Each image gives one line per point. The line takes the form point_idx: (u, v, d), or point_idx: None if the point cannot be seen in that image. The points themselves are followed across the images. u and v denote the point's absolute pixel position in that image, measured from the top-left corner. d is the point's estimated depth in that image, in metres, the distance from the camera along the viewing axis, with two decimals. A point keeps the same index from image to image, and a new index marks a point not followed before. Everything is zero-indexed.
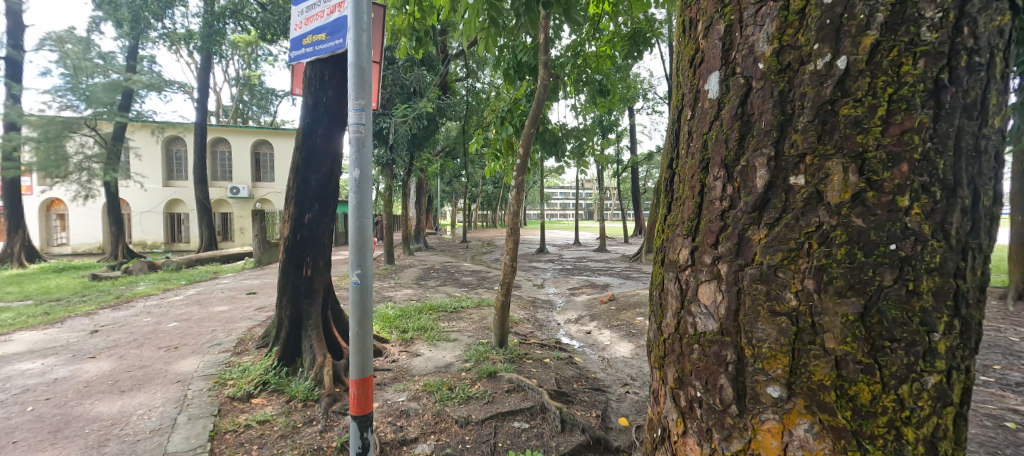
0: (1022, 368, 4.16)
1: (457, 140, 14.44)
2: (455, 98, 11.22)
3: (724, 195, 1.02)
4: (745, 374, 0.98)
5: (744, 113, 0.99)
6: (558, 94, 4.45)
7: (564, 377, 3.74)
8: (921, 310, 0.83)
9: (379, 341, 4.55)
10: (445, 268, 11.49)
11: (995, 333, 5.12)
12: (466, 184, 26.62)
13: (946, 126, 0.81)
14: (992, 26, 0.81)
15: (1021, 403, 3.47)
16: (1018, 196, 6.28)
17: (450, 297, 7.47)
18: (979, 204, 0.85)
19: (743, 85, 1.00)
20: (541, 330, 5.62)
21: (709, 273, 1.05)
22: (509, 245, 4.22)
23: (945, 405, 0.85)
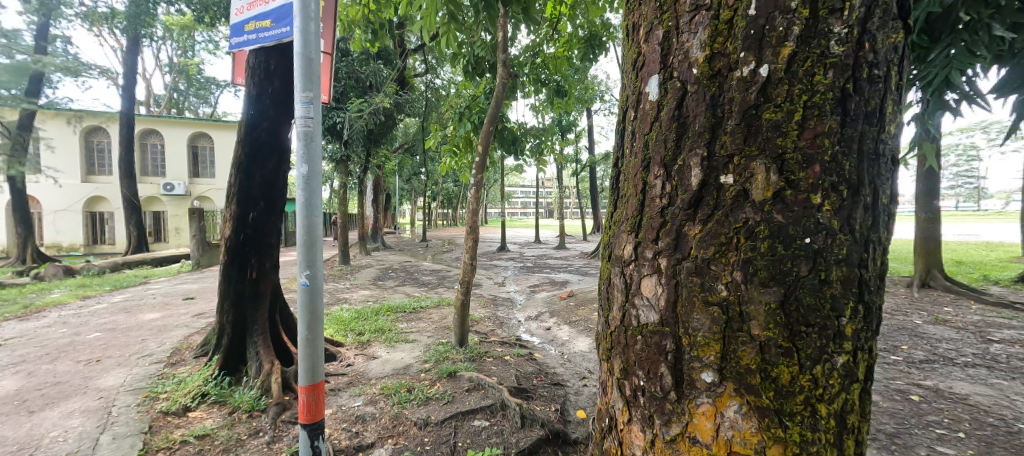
0: (925, 347, 4.68)
1: (415, 137, 14.17)
2: (413, 94, 11.01)
3: (664, 193, 1.07)
4: (683, 362, 1.04)
5: (681, 115, 1.05)
6: (517, 94, 4.49)
7: (524, 374, 3.78)
8: (832, 298, 0.92)
9: (333, 345, 4.39)
10: (403, 268, 11.28)
11: (905, 317, 5.73)
12: (424, 181, 26.19)
13: (853, 130, 0.90)
14: (889, 42, 0.91)
15: (924, 378, 3.91)
16: (924, 196, 7.07)
17: (408, 298, 7.33)
18: (878, 203, 0.95)
19: (679, 89, 1.05)
20: (502, 327, 5.65)
21: (651, 267, 1.10)
22: (468, 243, 4.20)
23: (852, 382, 0.95)
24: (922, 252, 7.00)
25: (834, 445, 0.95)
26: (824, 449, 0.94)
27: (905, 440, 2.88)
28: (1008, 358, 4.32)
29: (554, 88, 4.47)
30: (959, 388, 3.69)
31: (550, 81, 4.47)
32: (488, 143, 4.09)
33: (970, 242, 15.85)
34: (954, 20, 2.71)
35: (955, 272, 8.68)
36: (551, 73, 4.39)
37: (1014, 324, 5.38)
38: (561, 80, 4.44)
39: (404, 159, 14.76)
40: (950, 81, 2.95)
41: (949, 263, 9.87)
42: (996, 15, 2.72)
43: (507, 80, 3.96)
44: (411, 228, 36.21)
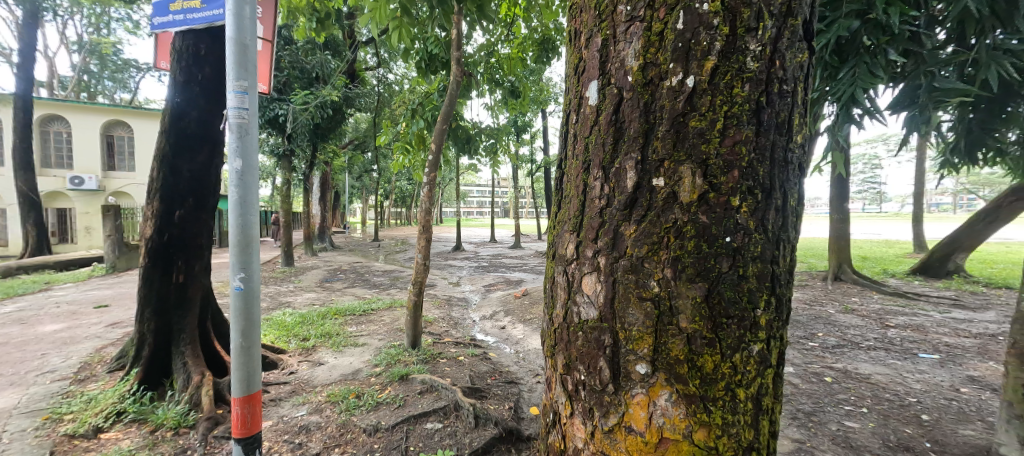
0: (838, 334, 5.21)
1: (365, 133, 13.68)
2: (364, 87, 10.65)
3: (603, 194, 1.12)
4: (620, 355, 1.08)
5: (618, 120, 1.10)
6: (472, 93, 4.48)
7: (478, 374, 3.79)
8: (748, 290, 1.00)
9: (275, 352, 4.15)
10: (352, 269, 10.86)
11: (822, 307, 6.35)
12: (374, 179, 25.36)
13: (765, 139, 0.99)
14: (796, 61, 1.01)
15: (836, 361, 4.35)
16: (836, 199, 7.88)
17: (358, 300, 7.07)
18: (788, 204, 1.05)
19: (616, 95, 1.10)
20: (456, 328, 5.61)
21: (591, 265, 1.14)
22: (421, 243, 4.12)
23: (766, 367, 1.05)
24: (835, 249, 7.78)
25: (752, 426, 1.04)
26: (743, 430, 1.02)
27: (820, 417, 3.21)
28: (904, 341, 4.91)
29: (508, 89, 4.50)
30: (864, 368, 4.15)
31: (505, 82, 4.50)
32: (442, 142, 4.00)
33: (876, 240, 17.83)
34: (860, 45, 3.14)
35: (861, 267, 9.74)
36: (505, 74, 4.41)
37: (909, 311, 6.11)
38: (515, 81, 4.48)
39: (354, 155, 14.25)
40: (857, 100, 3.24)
41: (859, 259, 11.01)
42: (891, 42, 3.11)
43: (461, 78, 3.91)
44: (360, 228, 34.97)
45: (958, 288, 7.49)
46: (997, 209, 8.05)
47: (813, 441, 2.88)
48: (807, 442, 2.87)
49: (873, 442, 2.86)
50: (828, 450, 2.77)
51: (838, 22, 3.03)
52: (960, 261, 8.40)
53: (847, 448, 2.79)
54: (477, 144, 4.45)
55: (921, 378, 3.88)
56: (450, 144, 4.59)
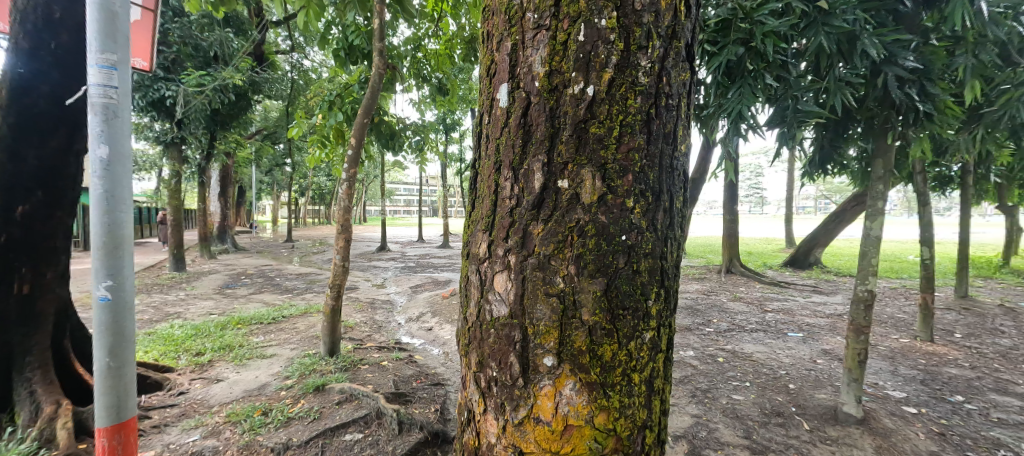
0: (730, 319, 5.92)
1: (276, 123, 12.54)
2: (274, 72, 9.77)
3: (513, 194, 1.13)
4: (528, 350, 1.11)
5: (526, 123, 1.11)
6: (397, 86, 4.33)
7: (403, 378, 3.68)
8: (641, 284, 1.10)
9: (159, 370, 3.62)
10: (259, 272, 9.91)
11: (718, 297, 7.17)
12: (286, 174, 23.37)
13: (655, 148, 1.10)
14: (680, 79, 1.14)
15: (728, 343, 4.94)
16: (729, 201, 8.89)
17: (267, 306, 6.47)
18: (674, 206, 1.18)
19: (524, 98, 1.12)
20: (379, 331, 5.39)
21: (502, 264, 1.15)
22: (340, 244, 3.88)
23: (657, 352, 1.16)
24: (728, 245, 8.79)
25: (646, 406, 1.15)
26: (637, 411, 1.12)
27: (714, 394, 3.63)
28: (779, 323, 5.72)
29: (435, 85, 4.44)
30: (749, 348, 4.75)
31: (432, 78, 4.43)
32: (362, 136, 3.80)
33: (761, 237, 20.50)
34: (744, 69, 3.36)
35: (748, 261, 11.14)
36: (433, 70, 4.33)
37: (783, 298, 7.13)
38: (442, 78, 4.42)
39: (261, 147, 12.98)
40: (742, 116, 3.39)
41: (747, 254, 12.58)
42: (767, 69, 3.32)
43: (383, 70, 3.73)
44: (269, 227, 32.00)
45: (818, 277, 8.91)
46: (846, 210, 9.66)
47: (708, 416, 3.27)
48: (703, 417, 3.25)
49: (754, 411, 3.31)
50: (720, 422, 3.16)
51: (727, 48, 3.27)
52: (820, 254, 9.97)
53: (735, 419, 3.20)
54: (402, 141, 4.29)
55: (790, 354, 4.56)
56: (372, 139, 4.41)
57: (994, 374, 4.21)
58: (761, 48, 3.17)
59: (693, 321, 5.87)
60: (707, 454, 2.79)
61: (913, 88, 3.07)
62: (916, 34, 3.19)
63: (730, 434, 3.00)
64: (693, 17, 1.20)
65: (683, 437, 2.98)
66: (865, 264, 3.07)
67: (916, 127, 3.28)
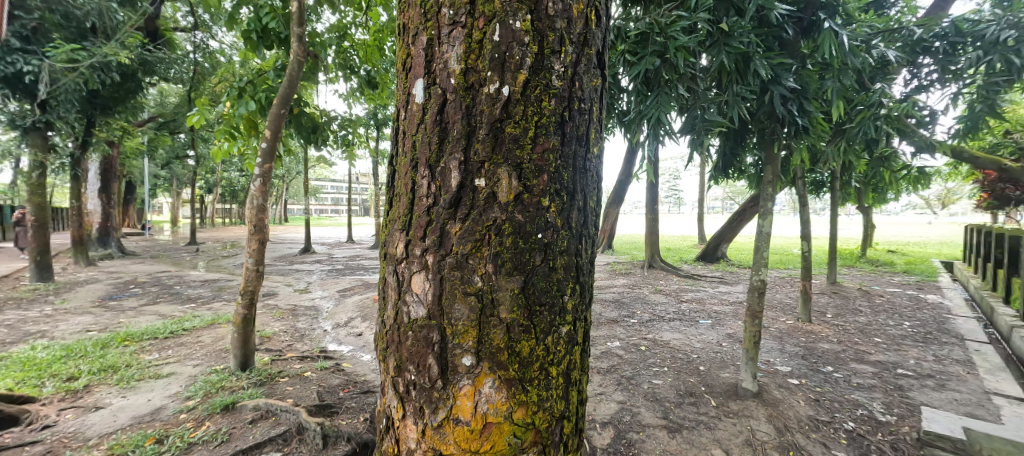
0: (652, 310, 6.37)
1: (175, 111, 11.17)
2: (171, 53, 8.69)
3: (429, 192, 1.09)
4: (447, 351, 1.08)
5: (442, 120, 1.09)
6: (321, 75, 4.05)
7: (328, 389, 3.46)
8: (557, 281, 1.13)
9: (17, 402, 3.05)
10: (155, 280, 8.77)
11: (642, 290, 7.68)
12: (188, 169, 20.93)
13: (568, 149, 1.13)
14: (592, 84, 1.19)
15: (649, 332, 5.31)
16: (650, 201, 9.54)
17: (165, 318, 5.75)
18: (587, 205, 1.22)
19: (440, 95, 1.09)
20: (301, 340, 5.03)
21: (419, 264, 1.11)
22: (252, 246, 3.53)
23: (573, 345, 1.20)
24: (649, 241, 9.42)
25: (562, 397, 1.19)
26: (555, 402, 1.16)
27: (637, 380, 3.88)
28: (692, 312, 6.25)
29: (364, 78, 4.24)
30: (667, 336, 5.14)
31: (361, 69, 4.23)
32: (278, 129, 3.49)
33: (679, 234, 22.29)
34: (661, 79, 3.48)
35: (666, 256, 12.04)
36: (362, 61, 4.12)
37: (696, 289, 7.81)
38: (371, 70, 4.23)
39: (156, 138, 11.48)
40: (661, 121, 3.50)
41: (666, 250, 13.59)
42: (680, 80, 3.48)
43: (302, 58, 3.46)
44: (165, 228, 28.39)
45: (724, 270, 9.89)
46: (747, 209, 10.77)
47: (632, 401, 3.49)
48: (627, 402, 3.47)
49: (670, 393, 3.60)
50: (642, 406, 3.40)
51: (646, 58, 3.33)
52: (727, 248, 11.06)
53: (654, 402, 3.46)
54: (325, 134, 4.02)
55: (701, 339, 5.01)
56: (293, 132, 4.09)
57: (857, 347, 4.98)
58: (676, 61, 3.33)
59: (619, 314, 6.22)
60: (631, 437, 2.99)
61: (795, 105, 3.52)
62: (796, 58, 3.68)
63: (650, 416, 3.24)
64: (603, 26, 1.26)
65: (610, 423, 3.16)
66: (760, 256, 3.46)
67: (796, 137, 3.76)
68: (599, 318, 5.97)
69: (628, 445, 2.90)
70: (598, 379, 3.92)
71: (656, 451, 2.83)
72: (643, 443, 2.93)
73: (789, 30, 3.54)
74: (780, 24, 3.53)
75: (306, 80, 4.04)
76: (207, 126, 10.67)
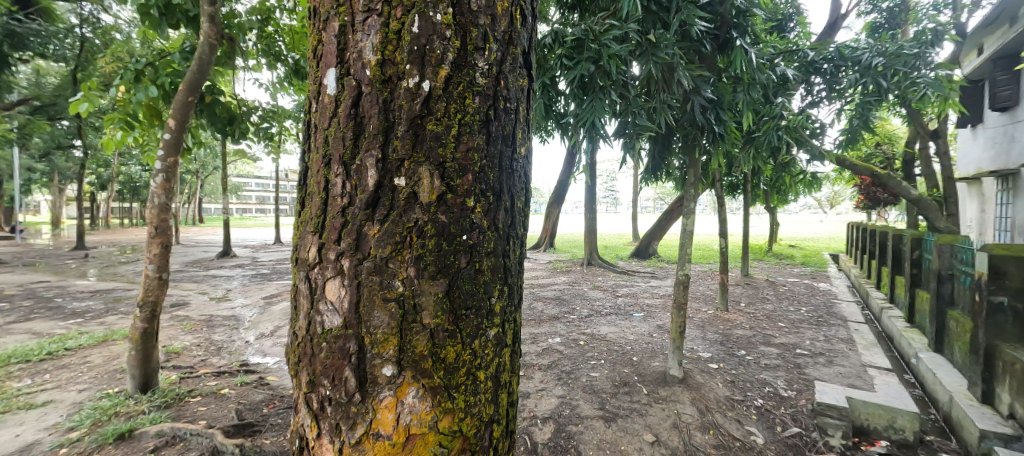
0: (590, 305, 6.59)
1: (56, 96, 9.67)
2: (49, 28, 7.50)
3: (344, 192, 1.02)
4: (365, 361, 1.01)
5: (357, 114, 1.01)
6: (237, 61, 3.67)
7: (249, 405, 3.16)
8: (484, 283, 1.10)
9: None
10: (33, 291, 7.54)
11: (581, 287, 7.93)
12: (77, 164, 18.27)
13: (494, 149, 1.11)
14: (517, 84, 1.18)
15: (588, 327, 5.48)
16: (589, 200, 9.88)
17: (45, 337, 4.95)
18: (514, 205, 1.21)
19: (355, 87, 1.02)
20: (218, 354, 4.57)
21: (334, 269, 1.03)
22: (153, 251, 3.10)
23: (502, 348, 1.18)
24: (588, 239, 9.76)
25: (492, 401, 1.16)
26: (483, 408, 1.13)
27: (576, 374, 3.99)
28: (626, 306, 6.56)
29: (291, 66, 3.94)
30: (603, 329, 5.34)
31: (287, 57, 3.94)
32: (186, 118, 3.10)
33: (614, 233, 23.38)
34: (596, 85, 3.47)
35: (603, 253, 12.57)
36: (288, 48, 3.84)
37: (629, 284, 8.22)
38: (299, 59, 3.93)
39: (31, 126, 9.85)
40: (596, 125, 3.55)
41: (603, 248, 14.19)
42: (613, 86, 3.53)
43: (215, 42, 3.12)
44: (47, 231, 24.55)
45: (655, 265, 10.51)
46: (673, 209, 11.52)
47: (571, 395, 3.58)
48: (567, 396, 3.55)
49: (607, 384, 3.74)
50: (581, 398, 3.50)
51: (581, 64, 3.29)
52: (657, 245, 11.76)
53: (592, 394, 3.58)
54: (243, 127, 3.66)
55: (634, 331, 5.26)
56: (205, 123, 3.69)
57: (766, 331, 5.50)
58: (608, 69, 3.33)
59: (559, 310, 6.36)
60: (570, 429, 3.08)
61: (713, 114, 3.81)
62: (713, 70, 3.97)
63: (588, 408, 3.35)
64: (529, 26, 1.26)
65: (551, 417, 3.23)
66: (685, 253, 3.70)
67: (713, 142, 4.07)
68: (541, 316, 6.07)
69: (567, 438, 2.99)
70: (539, 375, 3.97)
71: (594, 441, 2.94)
72: (582, 435, 3.03)
73: (708, 44, 3.81)
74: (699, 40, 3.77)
75: (220, 66, 3.66)
76: (100, 114, 9.36)
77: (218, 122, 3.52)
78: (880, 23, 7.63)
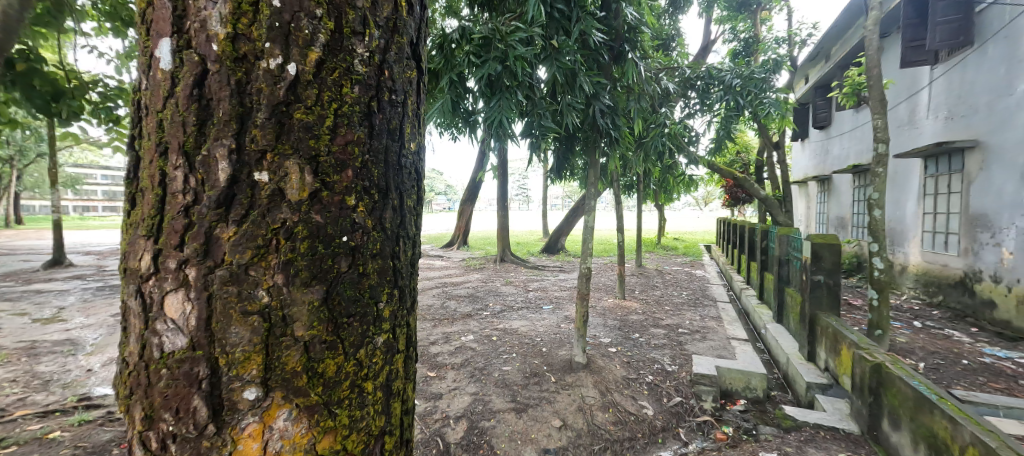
0: (503, 301, 6.69)
1: None
2: None
3: (187, 188, 0.86)
4: (221, 386, 0.87)
5: (202, 96, 0.86)
6: (68, 22, 2.94)
7: (94, 448, 2.59)
8: (369, 287, 1.01)
9: None
10: None
11: (494, 283, 8.01)
12: None
13: (378, 143, 1.03)
14: (405, 75, 1.11)
15: (500, 322, 5.54)
16: (501, 198, 10.03)
17: None
18: (404, 204, 1.13)
19: (198, 64, 0.86)
20: (52, 388, 3.70)
21: (175, 280, 0.86)
22: None
23: (392, 355, 1.10)
24: (501, 236, 9.90)
25: (382, 413, 1.08)
26: (371, 421, 1.04)
27: (488, 369, 3.99)
28: (537, 299, 6.77)
29: None
30: (515, 324, 5.44)
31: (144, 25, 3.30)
32: None
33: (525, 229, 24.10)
34: (503, 85, 3.45)
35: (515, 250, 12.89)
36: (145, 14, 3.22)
37: (540, 279, 8.52)
38: None
39: None
40: (503, 123, 3.55)
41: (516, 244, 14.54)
42: (519, 86, 3.53)
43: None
44: None
45: (562, 260, 11.04)
46: (579, 207, 12.22)
47: (484, 390, 3.57)
48: (479, 393, 3.54)
49: (517, 376, 3.80)
50: (493, 393, 3.51)
51: (489, 64, 3.23)
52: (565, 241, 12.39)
53: (503, 387, 3.61)
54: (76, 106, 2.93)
55: (544, 323, 5.45)
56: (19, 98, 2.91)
57: (655, 315, 6.08)
58: (515, 70, 3.31)
59: (472, 308, 6.34)
60: (483, 425, 3.09)
61: (610, 119, 4.09)
62: (609, 79, 4.21)
63: (500, 402, 3.38)
64: (417, 15, 1.19)
65: (463, 415, 3.20)
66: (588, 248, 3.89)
67: (610, 143, 4.34)
68: (454, 314, 5.98)
69: (480, 435, 3.00)
70: (451, 375, 3.89)
71: (505, 434, 3.00)
72: (493, 429, 3.06)
73: (605, 55, 4.04)
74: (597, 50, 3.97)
75: (39, 27, 2.90)
76: None
77: (37, 98, 2.75)
78: (739, 50, 8.88)
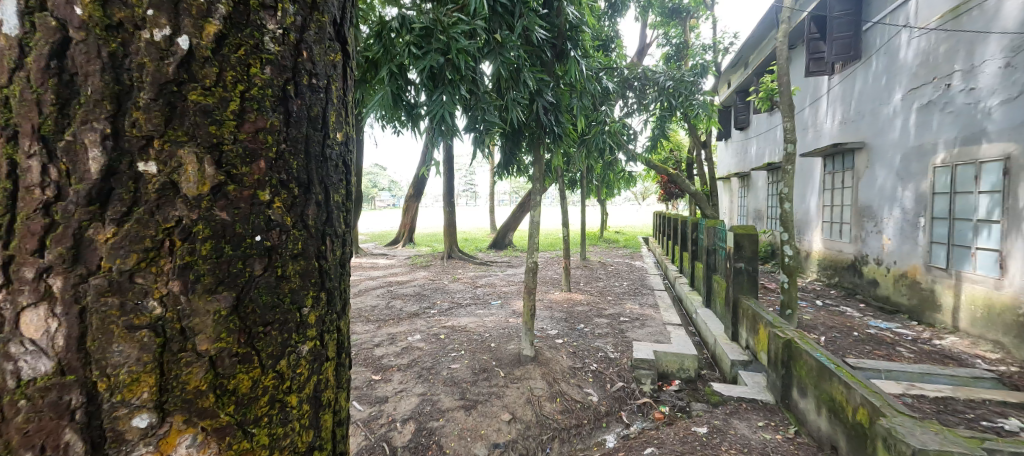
0: (450, 298, 6.60)
1: None
2: None
3: (46, 181, 0.71)
4: (102, 413, 0.74)
5: (64, 70, 0.71)
6: None
7: None
8: (290, 291, 0.91)
9: None
10: None
11: (442, 280, 7.88)
12: None
13: (296, 132, 0.92)
14: (327, 59, 1.01)
15: (447, 319, 5.45)
16: (447, 194, 9.84)
17: None
18: (331, 199, 1.03)
19: (56, 29, 0.71)
20: None
21: (32, 292, 0.71)
22: None
23: (320, 364, 1.01)
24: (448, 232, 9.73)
25: (309, 428, 0.98)
26: (297, 438, 0.94)
27: (436, 367, 3.90)
28: (485, 295, 6.74)
29: None
30: (463, 320, 5.37)
31: None
32: None
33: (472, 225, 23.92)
34: (446, 78, 3.35)
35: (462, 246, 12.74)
36: None
37: (487, 274, 8.50)
38: None
39: None
40: (446, 118, 3.45)
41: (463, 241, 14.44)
42: (462, 81, 3.45)
43: None
44: None
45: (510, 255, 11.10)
46: (525, 202, 12.32)
47: (432, 390, 3.47)
48: (428, 393, 3.43)
49: (466, 373, 3.74)
50: (442, 392, 3.42)
51: (430, 55, 3.13)
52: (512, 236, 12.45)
53: (452, 386, 3.52)
54: None
55: (492, 318, 5.43)
56: None
57: (598, 305, 6.26)
58: (457, 64, 3.22)
59: (419, 306, 6.18)
60: (431, 426, 3.00)
61: (553, 115, 4.15)
62: (553, 76, 4.22)
63: (449, 400, 3.29)
64: None
65: (411, 417, 3.09)
66: (534, 243, 3.91)
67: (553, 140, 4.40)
68: (399, 314, 5.77)
69: (428, 435, 2.92)
70: (398, 376, 3.76)
71: (454, 433, 2.93)
72: (442, 429, 2.98)
73: (547, 52, 4.04)
74: (541, 47, 3.94)
75: None
76: None
77: None
78: (670, 54, 9.34)
